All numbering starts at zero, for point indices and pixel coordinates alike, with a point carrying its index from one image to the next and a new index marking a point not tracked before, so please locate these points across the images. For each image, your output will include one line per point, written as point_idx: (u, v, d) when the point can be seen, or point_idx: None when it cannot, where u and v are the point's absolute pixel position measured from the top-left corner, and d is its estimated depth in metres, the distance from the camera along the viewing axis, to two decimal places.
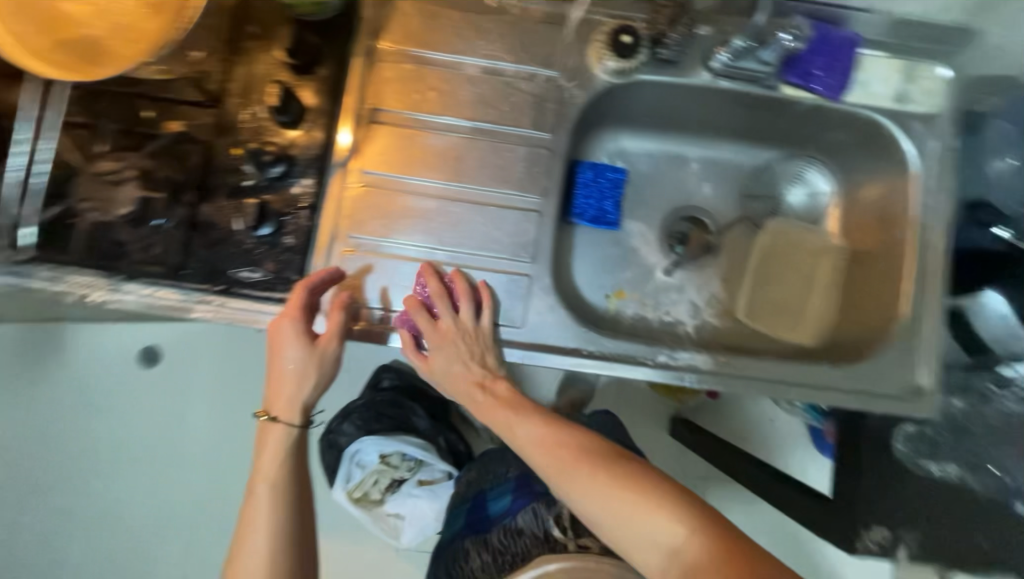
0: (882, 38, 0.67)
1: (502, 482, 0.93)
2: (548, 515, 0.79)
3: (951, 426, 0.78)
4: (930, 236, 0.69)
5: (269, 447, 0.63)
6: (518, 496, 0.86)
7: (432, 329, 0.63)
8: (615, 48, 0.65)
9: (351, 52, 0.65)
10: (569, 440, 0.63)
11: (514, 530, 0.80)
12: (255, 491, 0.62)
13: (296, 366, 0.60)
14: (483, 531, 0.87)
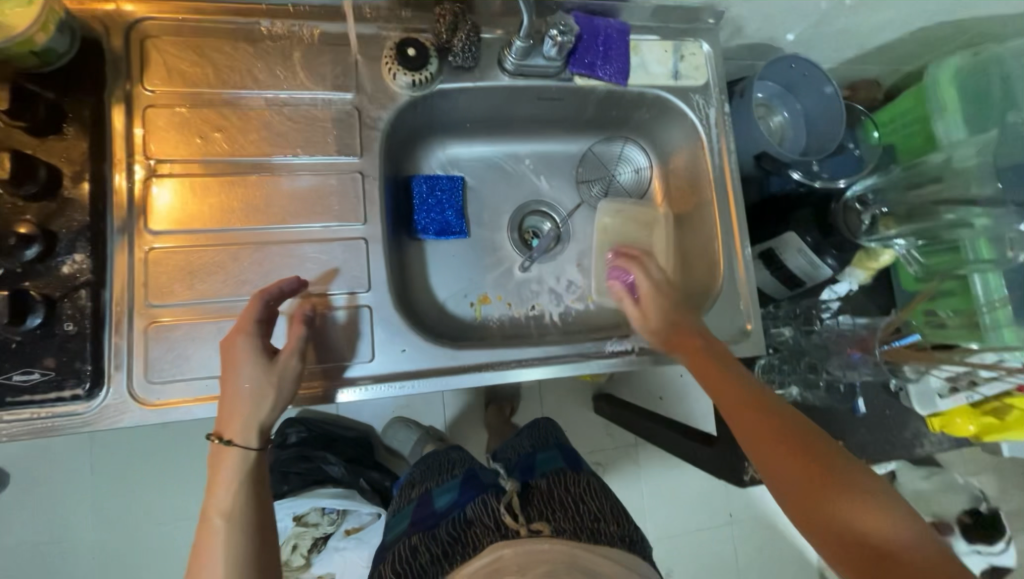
0: (648, 24, 0.75)
1: (450, 480, 0.84)
2: (499, 505, 0.70)
3: (790, 351, 0.91)
4: (727, 192, 0.78)
5: (225, 469, 0.54)
6: (468, 488, 0.79)
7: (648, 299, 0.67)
8: (403, 62, 0.65)
9: (109, 105, 0.59)
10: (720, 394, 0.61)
11: (463, 523, 0.71)
12: (206, 526, 0.53)
13: (247, 383, 0.54)
14: (426, 529, 0.75)
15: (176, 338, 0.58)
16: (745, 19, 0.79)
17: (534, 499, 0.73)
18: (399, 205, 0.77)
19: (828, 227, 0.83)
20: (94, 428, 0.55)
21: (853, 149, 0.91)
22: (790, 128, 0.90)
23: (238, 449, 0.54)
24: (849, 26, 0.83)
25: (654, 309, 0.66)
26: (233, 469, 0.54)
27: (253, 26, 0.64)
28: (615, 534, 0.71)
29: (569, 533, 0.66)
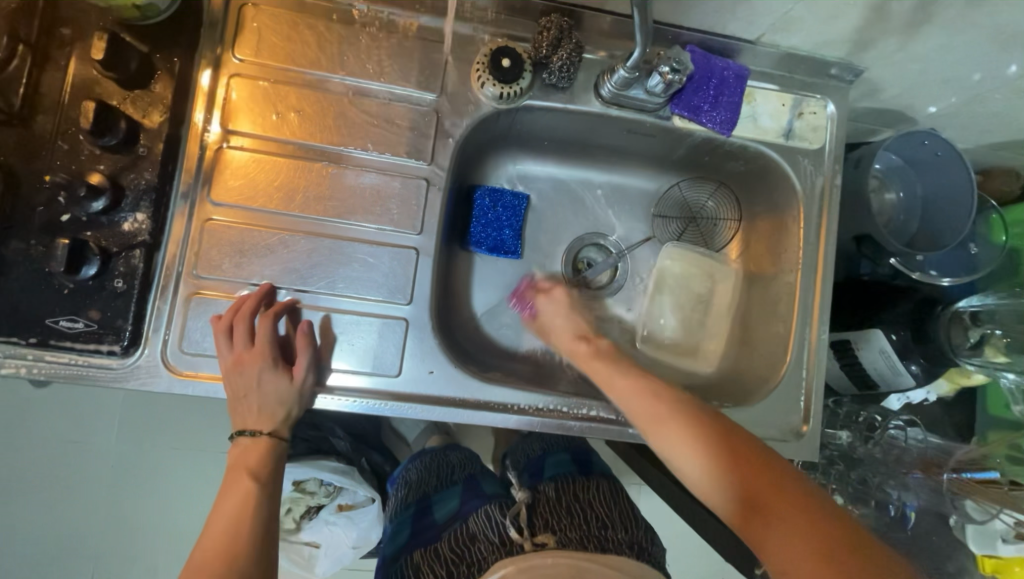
0: (769, 71, 0.67)
1: (448, 489, 0.83)
2: (503, 517, 0.68)
3: (842, 455, 0.82)
4: (815, 273, 0.69)
5: (256, 449, 0.56)
6: (469, 498, 0.78)
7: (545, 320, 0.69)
8: (494, 72, 0.60)
9: (197, 66, 0.58)
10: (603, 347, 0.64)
11: (467, 535, 0.69)
12: (234, 487, 0.54)
13: (262, 398, 0.56)
14: (427, 542, 0.73)
15: (213, 314, 0.57)
16: (884, 83, 0.69)
17: (543, 507, 0.70)
18: (460, 214, 0.74)
19: (921, 332, 0.72)
20: (123, 384, 0.55)
21: (973, 251, 0.80)
22: (902, 211, 0.80)
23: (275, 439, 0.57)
24: (1004, 111, 0.71)
25: (558, 312, 0.68)
26: (265, 448, 0.56)
27: (350, 7, 0.61)
28: (624, 540, 0.66)
29: (578, 543, 0.63)
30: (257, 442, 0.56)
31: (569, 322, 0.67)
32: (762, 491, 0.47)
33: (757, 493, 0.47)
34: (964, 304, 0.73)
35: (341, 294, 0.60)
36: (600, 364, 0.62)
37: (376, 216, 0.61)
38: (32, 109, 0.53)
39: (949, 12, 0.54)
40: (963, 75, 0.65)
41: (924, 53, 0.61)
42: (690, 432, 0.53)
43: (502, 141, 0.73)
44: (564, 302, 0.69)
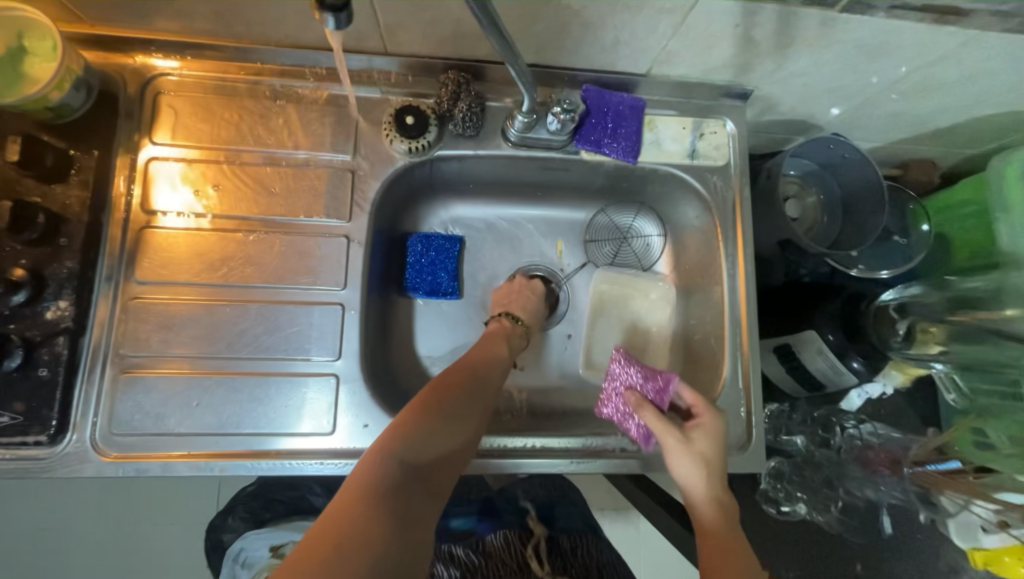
0: (667, 99, 0.71)
1: (465, 508, 0.80)
2: (523, 547, 0.70)
3: (805, 460, 0.81)
4: (741, 282, 0.71)
5: (459, 379, 0.57)
6: (486, 520, 0.77)
7: (660, 424, 0.62)
8: (401, 130, 0.64)
9: (117, 154, 0.61)
10: (699, 428, 0.61)
11: (482, 551, 0.70)
12: (385, 438, 0.47)
13: (503, 370, 0.63)
14: (438, 544, 0.71)
15: (142, 392, 0.58)
16: (778, 98, 0.72)
17: (557, 551, 0.72)
18: (396, 262, 0.76)
19: (854, 331, 0.74)
20: (52, 474, 0.55)
21: (897, 240, 0.83)
22: (825, 214, 0.83)
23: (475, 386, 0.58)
24: (897, 110, 0.75)
25: (707, 442, 0.60)
26: (465, 378, 0.58)
27: (260, 84, 0.65)
28: None
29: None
30: (488, 388, 0.59)
31: (706, 459, 0.60)
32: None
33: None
34: (888, 296, 0.76)
35: (271, 355, 0.61)
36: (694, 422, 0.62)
37: (303, 276, 0.63)
38: None
39: (807, 33, 0.58)
40: (847, 84, 0.69)
41: (801, 69, 0.65)
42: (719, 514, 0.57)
43: (429, 190, 0.75)
44: (705, 405, 0.62)
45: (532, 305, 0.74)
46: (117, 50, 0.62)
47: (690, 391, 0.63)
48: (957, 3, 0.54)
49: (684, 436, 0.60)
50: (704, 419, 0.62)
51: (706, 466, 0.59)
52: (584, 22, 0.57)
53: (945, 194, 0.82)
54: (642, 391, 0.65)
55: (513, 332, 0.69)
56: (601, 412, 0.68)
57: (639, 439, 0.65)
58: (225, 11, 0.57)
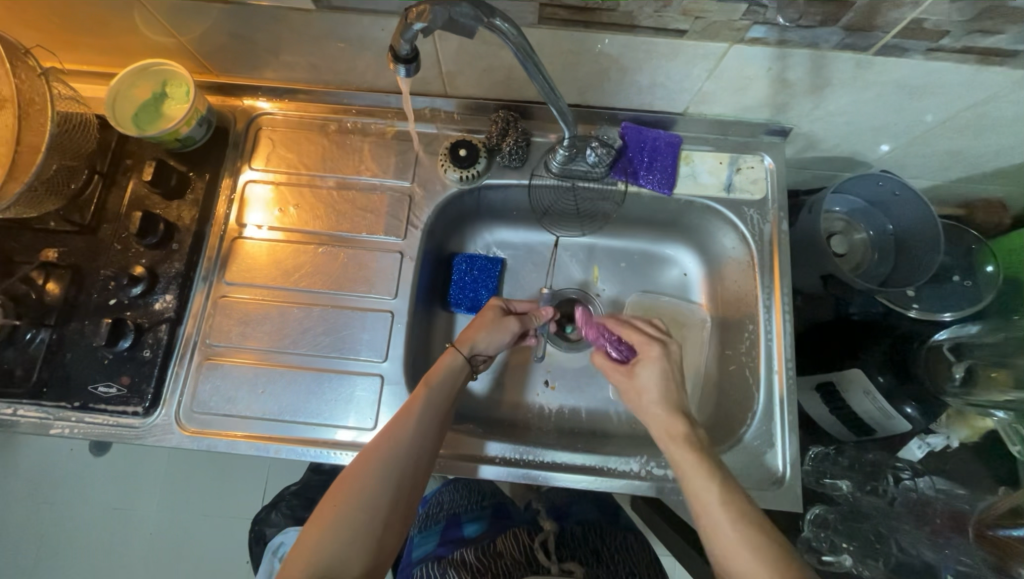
0: (704, 135, 0.74)
1: (476, 517, 0.82)
2: (531, 543, 0.71)
3: (850, 509, 0.79)
4: (777, 315, 0.71)
5: (367, 460, 0.56)
6: (497, 524, 0.79)
7: (608, 365, 0.66)
8: (454, 161, 0.72)
9: (223, 177, 0.74)
10: (645, 365, 0.63)
11: (492, 551, 0.69)
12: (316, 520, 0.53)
13: (418, 424, 0.59)
14: (451, 553, 0.72)
15: (219, 378, 0.67)
16: (819, 136, 0.73)
17: (568, 542, 0.73)
18: (443, 278, 0.82)
19: (902, 371, 0.71)
20: (142, 441, 0.65)
21: (959, 281, 0.78)
22: (875, 250, 0.81)
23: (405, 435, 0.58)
24: (953, 148, 0.73)
25: (649, 379, 0.62)
26: (381, 452, 0.56)
27: (340, 121, 0.76)
28: None
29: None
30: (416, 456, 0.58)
31: (664, 394, 0.61)
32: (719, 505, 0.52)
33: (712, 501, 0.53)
34: (941, 335, 0.72)
35: (330, 353, 0.69)
36: (620, 375, 0.65)
37: (361, 285, 0.71)
38: (98, 219, 0.69)
39: (842, 75, 0.60)
40: (892, 123, 0.69)
41: (840, 108, 0.66)
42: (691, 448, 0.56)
43: (477, 215, 0.82)
44: (648, 343, 0.64)
45: (481, 317, 0.69)
46: (232, 93, 0.76)
47: (636, 328, 0.66)
48: (1003, 46, 0.54)
49: (630, 377, 0.64)
50: (645, 356, 0.63)
51: (660, 406, 0.60)
52: (622, 67, 0.62)
53: (1017, 234, 0.78)
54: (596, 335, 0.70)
55: (446, 366, 0.64)
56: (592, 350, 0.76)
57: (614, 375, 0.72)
58: (318, 63, 0.68)
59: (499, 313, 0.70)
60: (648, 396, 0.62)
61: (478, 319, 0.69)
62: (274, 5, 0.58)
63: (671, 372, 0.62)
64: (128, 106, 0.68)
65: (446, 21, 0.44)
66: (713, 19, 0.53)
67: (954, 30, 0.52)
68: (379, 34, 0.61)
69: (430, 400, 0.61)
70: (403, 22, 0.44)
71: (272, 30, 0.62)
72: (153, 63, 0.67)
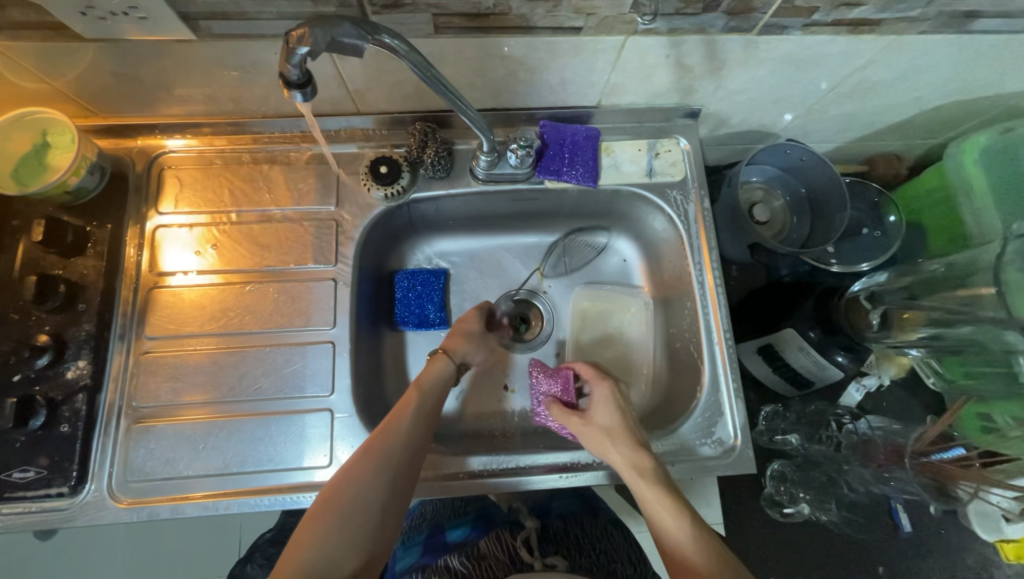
0: (621, 125, 0.76)
1: (458, 523, 0.81)
2: (514, 541, 0.71)
3: (804, 459, 0.84)
4: (710, 289, 0.73)
5: (359, 464, 0.55)
6: (479, 527, 0.78)
7: (566, 416, 0.67)
8: (377, 179, 0.70)
9: (126, 225, 0.68)
10: (598, 401, 0.67)
11: (476, 555, 0.69)
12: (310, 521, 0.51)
13: (417, 420, 0.60)
14: (436, 560, 0.71)
15: (153, 441, 0.63)
16: (727, 114, 0.77)
17: (550, 535, 0.74)
18: (387, 298, 0.80)
19: (831, 324, 0.74)
20: (74, 523, 0.60)
21: (870, 233, 0.85)
22: (794, 214, 0.86)
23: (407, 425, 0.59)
24: (846, 112, 0.78)
25: (603, 411, 0.66)
26: (386, 445, 0.57)
27: (251, 151, 0.72)
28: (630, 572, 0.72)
29: (587, 570, 0.68)
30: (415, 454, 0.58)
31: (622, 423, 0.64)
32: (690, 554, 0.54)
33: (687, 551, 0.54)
34: (856, 288, 0.75)
35: (273, 394, 0.66)
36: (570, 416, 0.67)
37: (298, 319, 0.68)
38: None
39: (735, 56, 0.63)
40: (788, 95, 0.73)
41: (739, 86, 0.70)
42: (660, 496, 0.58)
43: (412, 229, 0.80)
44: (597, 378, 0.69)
45: (470, 329, 0.73)
46: (126, 134, 0.70)
47: (580, 369, 0.70)
48: (868, 15, 0.58)
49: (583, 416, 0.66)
50: (597, 394, 0.67)
51: (613, 436, 0.63)
52: (529, 68, 0.63)
53: (913, 183, 0.85)
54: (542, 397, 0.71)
55: (438, 372, 0.67)
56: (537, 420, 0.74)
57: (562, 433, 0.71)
58: (215, 95, 0.65)
59: (481, 325, 0.74)
60: (600, 432, 0.64)
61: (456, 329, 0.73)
62: (150, 38, 0.54)
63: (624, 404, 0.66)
64: (5, 161, 0.62)
65: (331, 43, 0.42)
66: (604, 14, 0.54)
67: (823, 5, 0.55)
68: (273, 58, 0.58)
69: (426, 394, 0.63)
70: (286, 47, 0.42)
71: (156, 65, 0.58)
72: (26, 113, 0.61)
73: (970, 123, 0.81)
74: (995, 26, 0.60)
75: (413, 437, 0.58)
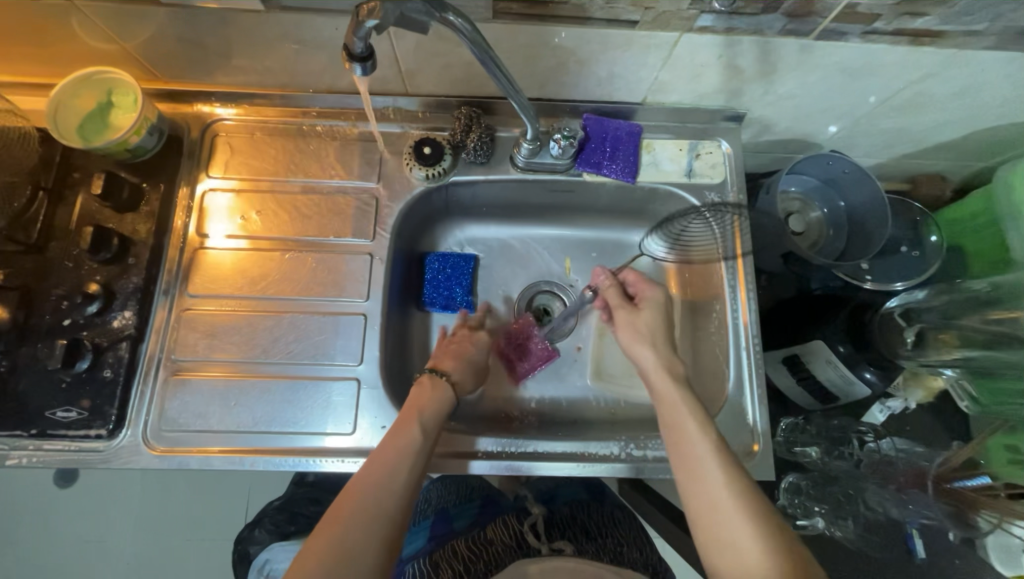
0: (664, 124, 0.76)
1: (464, 507, 0.82)
2: (521, 527, 0.71)
3: (821, 474, 0.83)
4: (740, 294, 0.73)
5: (351, 512, 0.51)
6: (486, 512, 0.79)
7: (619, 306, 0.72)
8: (419, 159, 0.71)
9: (178, 187, 0.71)
10: (648, 299, 0.71)
11: (483, 540, 0.70)
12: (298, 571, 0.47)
13: (416, 457, 0.57)
14: (442, 546, 0.72)
15: (188, 394, 0.65)
16: (773, 120, 0.76)
17: (557, 523, 0.74)
18: (417, 278, 0.82)
19: (862, 338, 0.73)
20: (108, 465, 0.62)
21: (908, 251, 0.83)
22: (831, 227, 0.84)
23: (402, 464, 0.56)
24: (895, 126, 0.77)
25: (649, 310, 0.70)
26: (376, 487, 0.54)
27: (299, 124, 0.74)
28: (639, 560, 0.70)
29: (594, 554, 0.67)
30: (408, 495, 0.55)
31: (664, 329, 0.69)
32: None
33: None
34: (891, 303, 0.75)
35: (306, 359, 0.68)
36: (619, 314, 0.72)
37: (334, 289, 0.70)
38: (48, 237, 0.66)
39: (788, 60, 0.63)
40: (838, 105, 0.72)
41: (789, 91, 0.69)
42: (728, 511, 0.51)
43: (448, 213, 0.82)
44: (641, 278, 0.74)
45: (470, 357, 0.72)
46: (183, 100, 0.73)
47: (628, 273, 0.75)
48: (931, 26, 0.57)
49: (631, 310, 0.71)
50: (645, 292, 0.72)
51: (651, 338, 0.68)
52: (580, 59, 0.63)
53: (959, 204, 0.82)
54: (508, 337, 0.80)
55: (435, 401, 0.64)
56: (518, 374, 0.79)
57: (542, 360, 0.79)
58: (272, 67, 0.67)
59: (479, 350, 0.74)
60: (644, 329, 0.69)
61: (458, 352, 0.73)
62: (221, 6, 0.56)
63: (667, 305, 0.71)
64: (73, 117, 0.65)
65: (399, 18, 0.43)
66: (662, 9, 0.54)
67: (886, 12, 0.55)
68: (334, 34, 0.60)
69: (423, 424, 0.61)
70: (355, 19, 0.44)
71: (222, 33, 0.61)
72: (97, 71, 0.64)
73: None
74: None
75: (407, 477, 0.56)
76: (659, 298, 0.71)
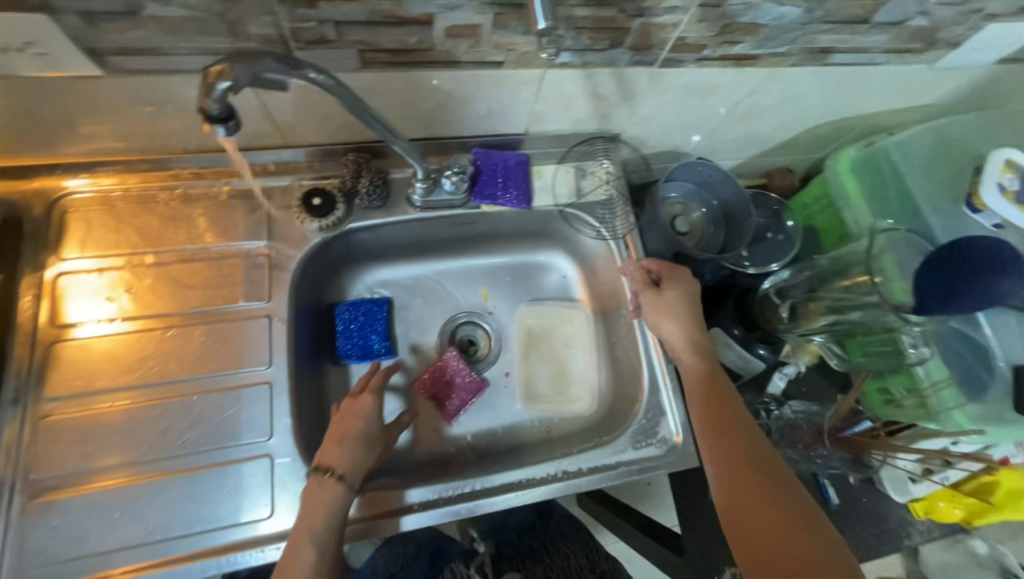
0: (549, 150, 0.81)
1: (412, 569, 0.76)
2: (468, 571, 0.69)
3: None
4: (643, 298, 0.78)
5: None
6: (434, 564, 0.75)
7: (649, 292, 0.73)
8: (310, 212, 0.69)
9: (21, 276, 0.62)
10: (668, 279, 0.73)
11: None
12: None
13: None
14: None
15: (59, 517, 0.56)
16: (644, 137, 0.84)
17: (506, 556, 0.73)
18: (329, 332, 0.78)
19: (751, 321, 0.88)
20: None
21: (774, 236, 0.95)
22: (711, 224, 0.94)
23: None
24: (743, 133, 0.89)
25: (674, 291, 0.72)
26: None
27: (168, 189, 0.68)
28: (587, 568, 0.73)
29: None
30: None
31: (685, 308, 0.71)
32: (802, 557, 0.50)
33: (795, 553, 0.50)
34: (766, 284, 0.87)
35: (206, 444, 0.61)
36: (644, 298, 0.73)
37: (231, 361, 0.64)
38: None
39: (643, 86, 0.70)
40: (693, 119, 0.82)
41: (650, 111, 0.77)
42: (764, 486, 0.55)
43: (352, 260, 0.79)
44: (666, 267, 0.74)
45: (355, 433, 0.62)
46: (19, 176, 0.64)
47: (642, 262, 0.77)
48: (747, 51, 0.67)
49: (656, 292, 0.73)
50: (665, 275, 0.74)
51: (681, 318, 0.71)
52: (457, 99, 0.66)
53: (805, 191, 0.98)
54: (439, 374, 0.77)
55: (327, 503, 0.56)
56: (450, 410, 0.77)
57: (473, 391, 0.78)
58: (125, 132, 0.61)
59: (366, 422, 0.63)
60: (671, 311, 0.71)
61: (343, 432, 0.61)
62: (46, 74, 0.51)
63: (687, 285, 0.73)
64: None
65: (252, 79, 0.42)
66: (522, 50, 0.59)
67: (709, 42, 0.64)
68: (191, 94, 0.56)
69: (316, 539, 0.54)
70: (205, 82, 0.41)
71: (54, 102, 0.54)
72: None
73: (841, 140, 0.95)
74: (846, 60, 0.72)
75: None
76: (682, 280, 0.73)
